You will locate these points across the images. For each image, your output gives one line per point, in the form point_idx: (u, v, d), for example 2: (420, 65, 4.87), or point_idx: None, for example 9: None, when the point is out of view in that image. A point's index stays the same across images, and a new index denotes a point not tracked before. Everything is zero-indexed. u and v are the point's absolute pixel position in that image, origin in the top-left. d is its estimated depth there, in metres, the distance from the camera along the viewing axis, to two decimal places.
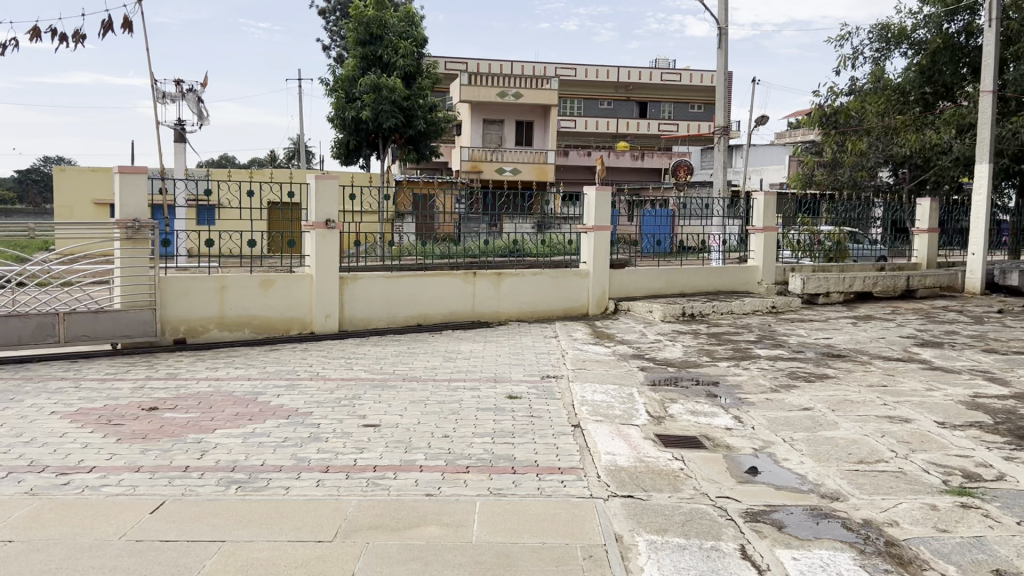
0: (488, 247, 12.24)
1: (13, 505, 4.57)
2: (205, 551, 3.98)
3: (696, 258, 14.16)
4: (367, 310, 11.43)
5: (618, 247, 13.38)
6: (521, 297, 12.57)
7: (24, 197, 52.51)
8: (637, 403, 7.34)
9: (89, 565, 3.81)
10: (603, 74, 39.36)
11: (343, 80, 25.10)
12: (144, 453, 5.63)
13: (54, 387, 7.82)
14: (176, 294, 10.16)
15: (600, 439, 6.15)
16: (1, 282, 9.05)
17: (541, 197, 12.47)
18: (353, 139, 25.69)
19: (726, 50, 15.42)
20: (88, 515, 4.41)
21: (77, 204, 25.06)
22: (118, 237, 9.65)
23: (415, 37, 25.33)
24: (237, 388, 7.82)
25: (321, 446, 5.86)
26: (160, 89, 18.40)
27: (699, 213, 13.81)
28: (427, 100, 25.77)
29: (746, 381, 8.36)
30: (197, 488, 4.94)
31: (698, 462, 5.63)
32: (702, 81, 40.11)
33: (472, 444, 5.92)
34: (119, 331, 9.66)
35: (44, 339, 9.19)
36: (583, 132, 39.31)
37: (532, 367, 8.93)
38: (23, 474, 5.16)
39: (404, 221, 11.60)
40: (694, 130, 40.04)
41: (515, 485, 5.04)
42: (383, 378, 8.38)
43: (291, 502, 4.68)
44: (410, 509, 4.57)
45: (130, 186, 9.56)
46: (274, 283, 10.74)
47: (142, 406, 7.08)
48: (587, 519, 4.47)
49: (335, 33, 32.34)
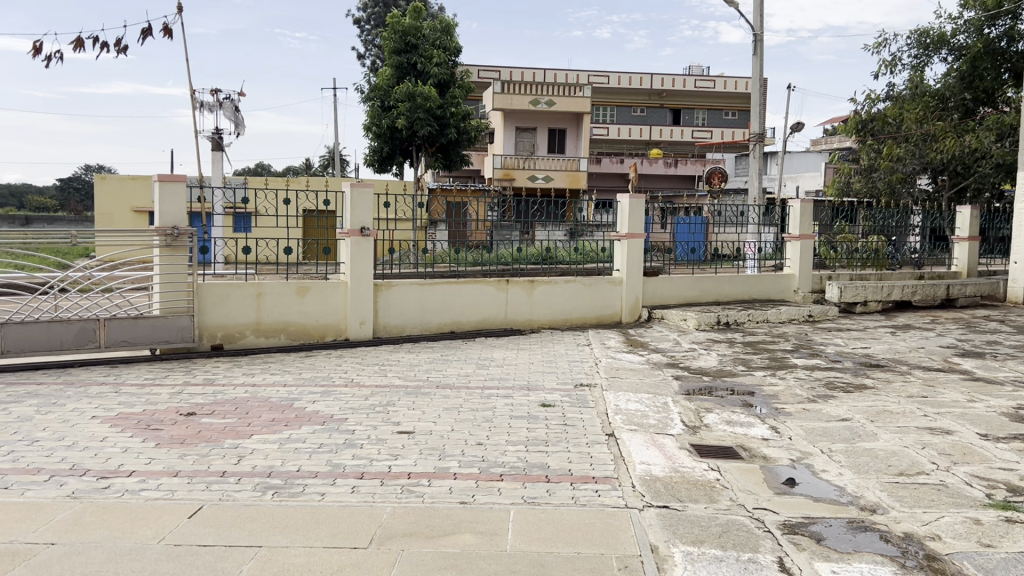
0: (520, 254, 12.29)
1: (55, 508, 4.64)
2: (242, 556, 4.01)
3: (730, 266, 14.06)
4: (401, 318, 11.49)
5: (652, 255, 13.32)
6: (554, 305, 12.54)
7: (67, 204, 53.65)
8: (672, 413, 7.29)
9: (129, 568, 3.86)
10: (636, 81, 39.28)
11: (378, 89, 25.31)
12: (182, 459, 5.69)
13: (95, 392, 7.95)
14: (213, 300, 10.27)
15: (635, 448, 6.11)
16: (44, 288, 9.24)
17: (574, 205, 12.42)
18: (386, 147, 25.85)
19: (762, 57, 15.32)
20: (128, 520, 4.47)
21: (117, 212, 25.51)
22: (158, 244, 9.81)
23: (449, 46, 25.46)
24: (274, 394, 7.89)
25: (356, 452, 5.89)
26: (198, 99, 18.71)
27: (733, 220, 13.72)
28: (461, 108, 25.80)
29: (783, 392, 8.26)
30: (234, 493, 4.99)
31: (734, 473, 5.58)
32: (736, 87, 39.88)
33: (506, 452, 5.92)
34: (159, 337, 9.82)
35: (85, 344, 9.38)
36: (616, 139, 39.26)
37: (566, 375, 8.91)
38: (66, 477, 5.25)
39: (437, 228, 11.70)
40: (729, 137, 39.85)
41: (550, 494, 5.02)
42: (417, 385, 8.40)
43: (326, 508, 4.70)
44: (444, 517, 4.57)
45: (170, 195, 9.70)
46: (310, 289, 10.83)
47: (179, 410, 7.17)
48: (623, 529, 4.44)
49: (370, 41, 32.60)
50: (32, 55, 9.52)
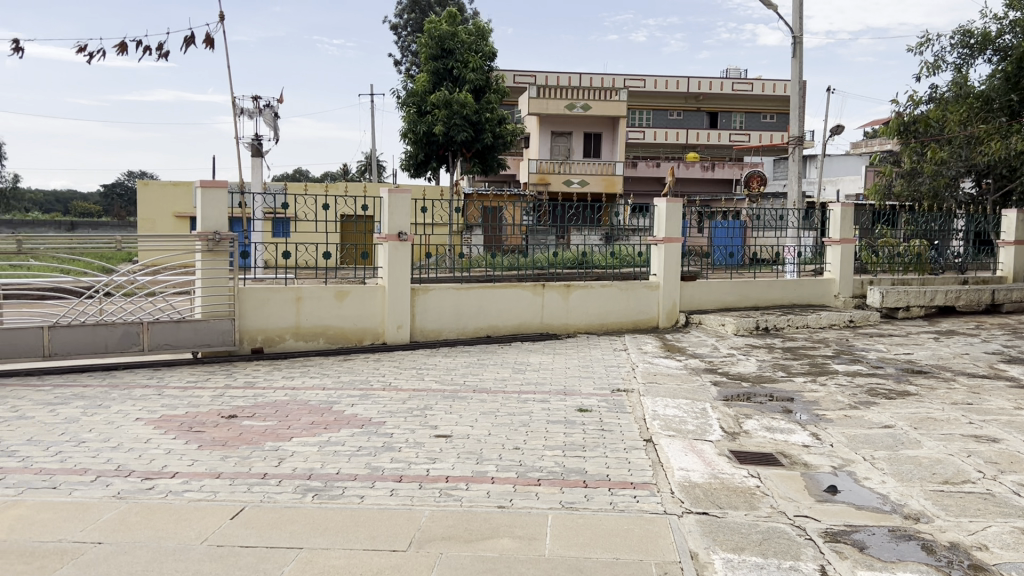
0: (556, 259, 12.23)
1: (100, 508, 4.73)
2: (284, 558, 4.05)
3: (769, 270, 13.95)
4: (438, 322, 11.54)
5: (689, 259, 13.29)
6: (590, 309, 12.50)
7: (110, 210, 54.80)
8: (710, 419, 7.23)
9: (174, 568, 3.92)
10: (673, 84, 39.06)
11: (415, 94, 25.47)
12: (224, 461, 5.76)
13: (139, 394, 8.09)
14: (254, 304, 10.40)
15: (673, 454, 6.08)
16: (89, 292, 9.42)
17: (610, 209, 12.43)
18: (422, 153, 26.05)
19: (801, 59, 15.16)
20: (172, 520, 4.54)
21: (159, 218, 25.93)
22: (200, 249, 9.95)
23: (485, 51, 25.52)
24: (313, 397, 7.97)
25: (395, 455, 5.93)
26: (238, 106, 18.98)
27: (773, 224, 13.58)
28: (496, 114, 25.84)
29: (824, 398, 8.16)
30: (275, 495, 5.04)
31: (775, 480, 5.52)
32: (774, 90, 39.53)
33: (543, 457, 5.92)
34: (201, 341, 9.96)
35: (129, 347, 9.53)
36: (653, 143, 39.03)
37: (603, 380, 8.88)
38: (111, 478, 5.34)
39: (472, 233, 11.84)
40: (767, 140, 39.52)
41: (587, 499, 5.01)
42: (454, 389, 8.43)
43: (366, 511, 4.73)
44: (483, 520, 4.58)
45: (212, 201, 9.84)
46: (348, 293, 10.92)
47: (221, 413, 7.27)
48: (662, 535, 4.42)
49: (405, 47, 32.81)
50: (76, 54, 9.69)
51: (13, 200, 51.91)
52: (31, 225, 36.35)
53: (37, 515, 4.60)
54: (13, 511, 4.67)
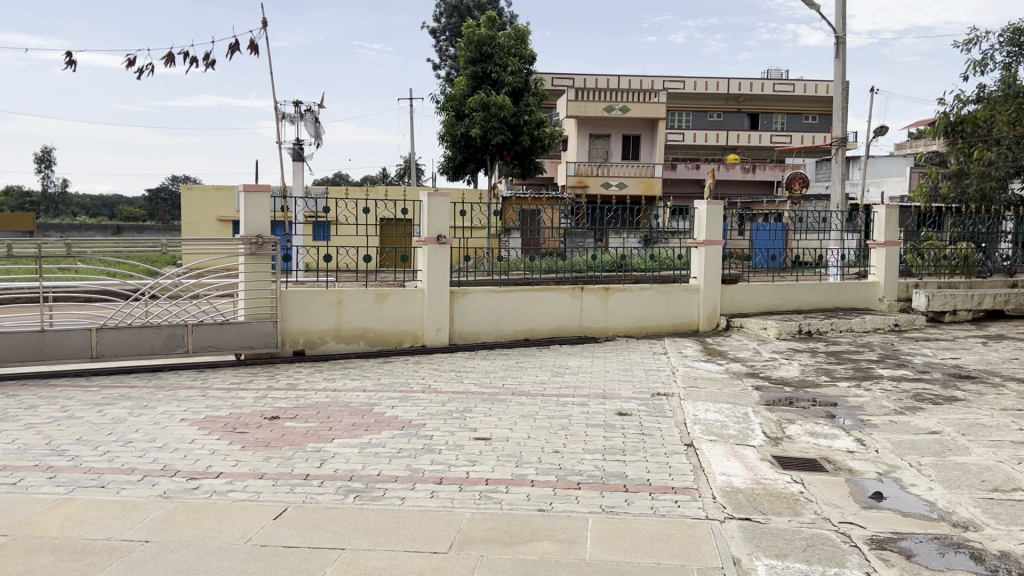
0: (595, 261, 12.23)
1: (148, 507, 4.81)
2: (326, 558, 4.09)
3: (812, 273, 13.83)
4: (477, 325, 11.57)
5: (730, 262, 13.14)
6: (630, 313, 12.43)
7: (155, 214, 55.89)
8: (753, 423, 7.15)
9: (219, 567, 3.97)
10: (713, 86, 38.74)
11: (454, 98, 25.61)
12: (267, 461, 5.84)
13: (184, 395, 8.22)
14: (295, 307, 10.53)
15: (715, 459, 6.02)
16: (135, 295, 9.59)
17: (649, 211, 12.37)
18: (461, 155, 26.18)
19: (845, 59, 14.95)
20: (217, 520, 4.60)
21: (203, 221, 26.33)
22: (244, 252, 10.08)
23: (523, 54, 25.53)
24: (354, 399, 8.03)
25: (435, 457, 5.95)
26: (280, 110, 19.24)
27: (815, 227, 13.47)
28: (535, 116, 25.83)
29: (869, 403, 8.02)
30: (318, 496, 5.09)
31: (819, 486, 5.44)
32: (817, 91, 39.00)
33: (584, 461, 5.90)
34: (244, 342, 10.09)
35: (174, 349, 9.69)
36: (693, 144, 38.75)
37: (643, 384, 8.84)
38: (158, 478, 5.43)
39: (511, 236, 11.73)
40: (809, 141, 39.04)
41: (628, 503, 4.98)
42: (493, 391, 8.44)
43: (406, 513, 4.75)
44: (523, 523, 4.58)
45: (254, 204, 9.99)
46: (388, 297, 10.99)
47: (264, 414, 7.36)
48: (704, 540, 4.38)
49: (444, 51, 32.98)
50: (126, 67, 9.87)
51: (62, 205, 53.30)
52: (79, 228, 37.26)
53: (87, 513, 4.69)
54: (63, 508, 4.77)
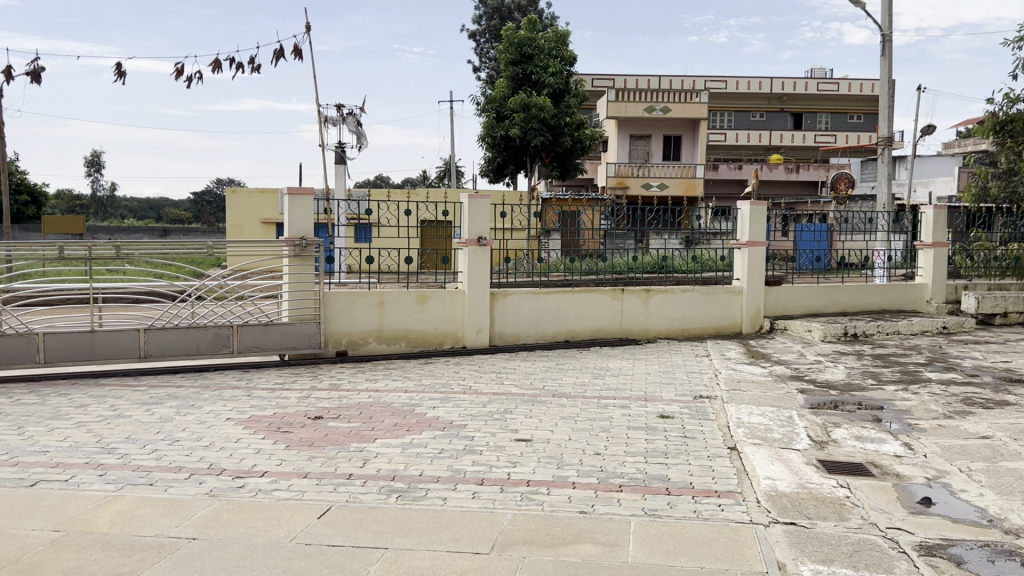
0: (635, 263, 12.21)
1: (195, 505, 4.89)
2: (369, 557, 4.12)
3: (858, 275, 13.64)
4: (517, 326, 11.58)
5: (774, 263, 12.99)
6: (671, 314, 12.34)
7: (201, 215, 56.98)
8: (798, 427, 7.06)
9: (264, 565, 4.02)
10: (755, 85, 38.34)
11: (495, 100, 25.69)
12: (311, 461, 5.90)
13: (229, 395, 8.33)
14: (338, 309, 10.63)
15: (759, 463, 5.96)
16: (182, 296, 9.77)
17: (690, 212, 12.28)
18: (500, 156, 26.21)
19: (891, 57, 14.71)
20: (262, 518, 4.66)
21: (247, 224, 26.70)
22: (288, 254, 10.21)
23: (564, 55, 25.53)
24: (396, 400, 8.09)
25: (476, 458, 5.97)
26: (323, 113, 19.46)
27: (861, 227, 13.35)
28: (575, 117, 25.77)
29: (916, 407, 7.88)
30: (360, 495, 5.14)
31: (866, 491, 5.35)
32: (863, 89, 38.45)
33: (625, 463, 5.87)
34: (288, 343, 10.21)
35: (219, 349, 9.82)
36: (735, 144, 38.39)
37: (685, 386, 8.77)
38: (204, 476, 5.53)
39: (551, 237, 11.73)
40: (855, 140, 38.51)
41: (670, 506, 4.95)
42: (534, 393, 8.44)
43: (448, 513, 4.78)
44: (565, 525, 4.58)
45: (298, 207, 10.09)
46: (429, 298, 11.07)
47: (308, 414, 7.45)
48: (748, 545, 4.34)
49: (484, 54, 33.05)
50: (174, 76, 10.03)
51: (110, 208, 54.56)
52: (128, 231, 38.11)
53: (136, 510, 4.79)
54: (113, 505, 4.87)
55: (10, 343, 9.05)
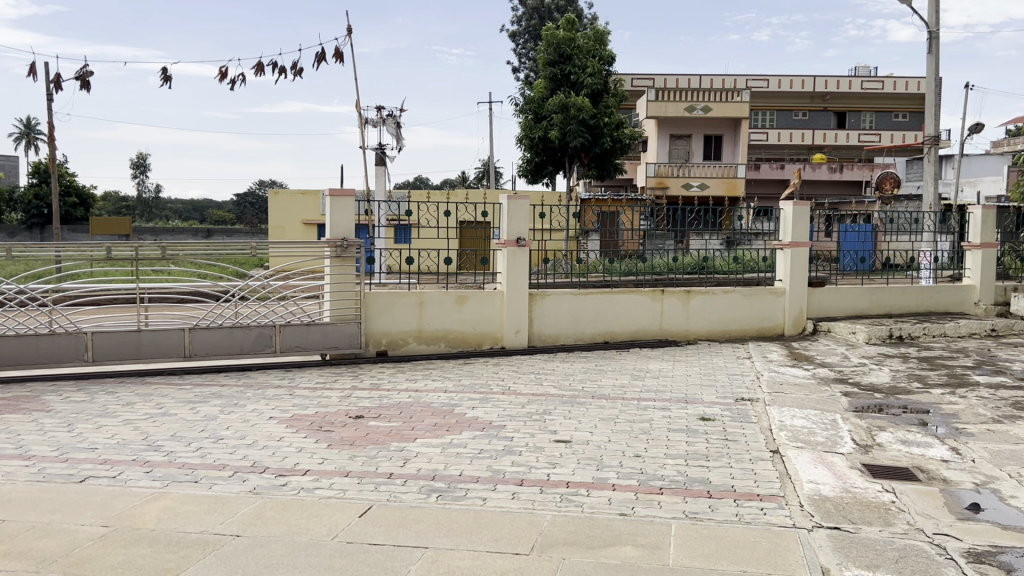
0: (675, 263, 12.18)
1: (239, 503, 4.96)
2: (410, 556, 4.15)
3: (903, 275, 13.43)
4: (556, 326, 11.57)
5: (817, 264, 12.81)
6: (712, 316, 12.24)
7: (243, 217, 57.89)
8: (842, 430, 6.97)
9: (306, 562, 4.07)
10: (798, 84, 37.90)
11: (533, 101, 25.70)
12: (352, 459, 5.96)
13: (271, 394, 8.44)
14: (378, 310, 10.73)
15: (802, 466, 5.88)
16: (225, 296, 9.92)
17: (733, 212, 12.12)
18: (540, 158, 26.23)
19: (938, 54, 14.44)
20: (305, 516, 4.72)
21: (289, 225, 27.03)
22: (329, 255, 10.34)
23: (602, 55, 25.49)
24: (436, 400, 8.13)
25: (516, 459, 5.98)
26: (363, 115, 19.63)
27: (907, 228, 13.20)
28: (614, 117, 25.64)
29: (964, 411, 7.73)
30: (401, 495, 5.17)
31: (912, 496, 5.26)
32: (908, 88, 37.95)
33: (665, 466, 5.83)
34: (330, 343, 10.32)
35: (263, 348, 9.96)
36: (777, 144, 37.95)
37: (726, 388, 8.68)
38: (248, 474, 5.60)
39: (590, 238, 11.69)
40: (900, 140, 37.94)
41: (712, 509, 4.91)
42: (573, 394, 8.43)
43: (488, 513, 4.79)
44: (605, 527, 4.57)
45: (339, 209, 10.20)
46: (468, 298, 11.10)
47: (349, 413, 7.51)
48: (792, 549, 4.29)
49: (524, 54, 33.07)
50: (219, 79, 10.18)
51: (156, 210, 55.61)
52: (172, 232, 38.75)
53: (181, 507, 4.87)
54: (160, 502, 4.96)
55: (59, 341, 9.24)
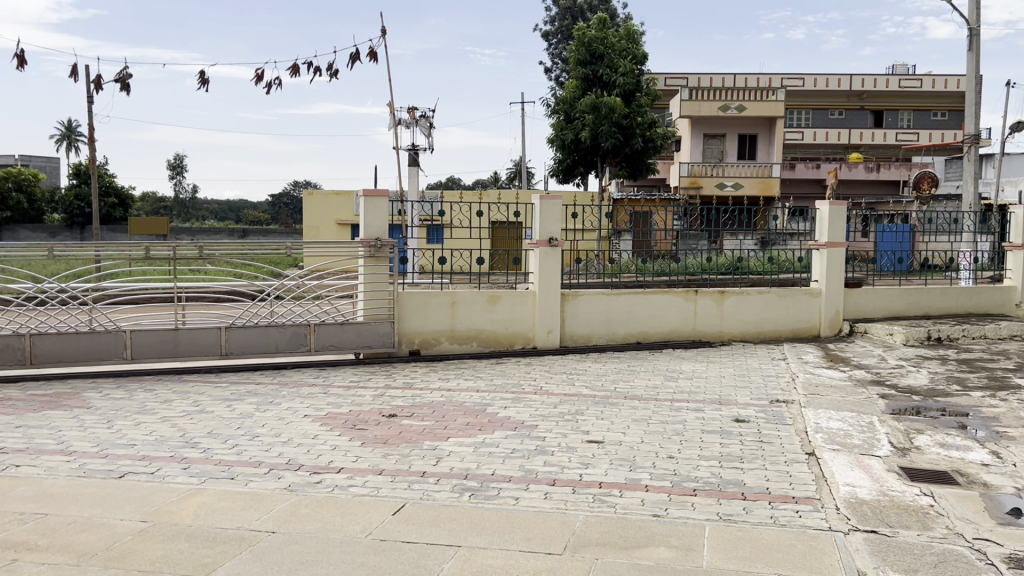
0: (709, 263, 12.02)
1: (274, 499, 5.02)
2: (443, 554, 4.17)
3: (941, 276, 13.21)
4: (589, 326, 11.55)
5: (854, 264, 12.65)
6: (746, 316, 12.14)
7: (278, 218, 58.48)
8: (879, 433, 6.87)
9: (340, 559, 4.10)
10: (834, 82, 37.45)
11: (564, 101, 25.70)
12: (386, 457, 6.00)
13: (306, 393, 8.52)
14: (412, 308, 10.79)
15: (838, 469, 5.82)
16: (261, 296, 10.02)
17: (767, 212, 12.02)
18: (571, 158, 26.21)
19: (979, 52, 14.19)
20: (339, 513, 4.76)
21: (323, 225, 27.26)
22: (363, 255, 10.41)
23: (635, 54, 25.32)
24: (468, 399, 8.16)
25: (548, 459, 5.98)
26: (396, 115, 19.74)
27: (946, 228, 12.95)
28: (647, 117, 25.46)
29: (1004, 414, 7.59)
30: (434, 493, 5.20)
31: (950, 499, 5.18)
32: (947, 86, 37.38)
33: (699, 467, 5.81)
34: (363, 342, 10.39)
35: (298, 347, 10.06)
36: (813, 143, 37.53)
37: (761, 390, 8.61)
38: (283, 471, 5.67)
39: (622, 238, 11.61)
40: (939, 139, 37.37)
41: (747, 512, 4.87)
42: (606, 395, 8.41)
43: (521, 513, 4.79)
44: (639, 528, 4.55)
45: (373, 209, 10.26)
46: (500, 298, 11.12)
47: (382, 412, 7.56)
48: (827, 552, 4.24)
49: (558, 54, 33.05)
50: (256, 81, 10.33)
51: (192, 211, 56.36)
52: (208, 232, 39.24)
53: (217, 504, 4.94)
54: (197, 498, 5.03)
55: (99, 339, 9.39)
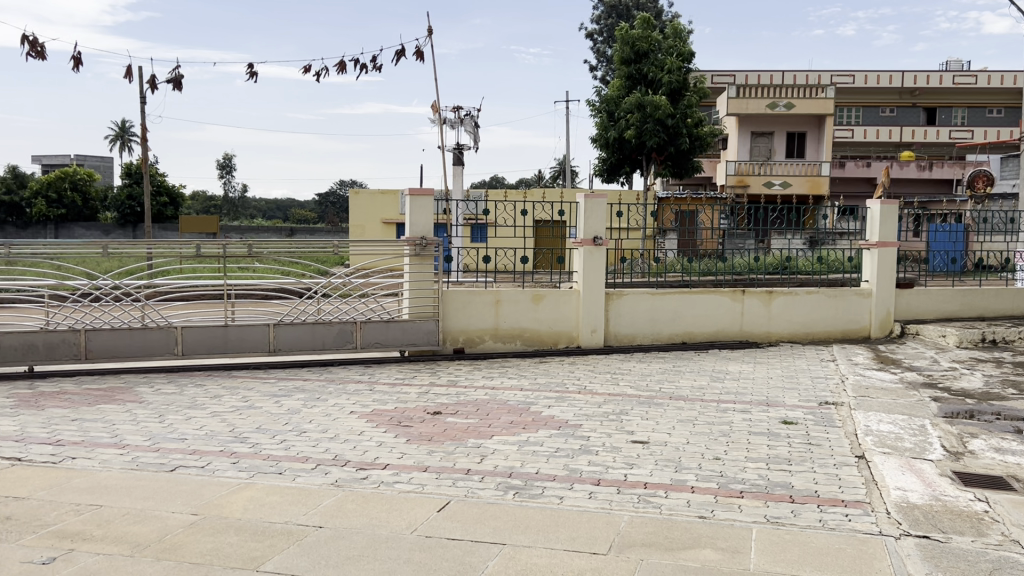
0: (757, 263, 11.89)
1: (322, 495, 5.07)
2: (488, 552, 4.19)
3: (996, 278, 12.88)
4: (633, 326, 11.50)
5: (905, 264, 12.45)
6: (794, 317, 11.98)
7: (324, 217, 59.11)
8: (930, 437, 6.73)
9: (387, 555, 4.14)
10: (885, 79, 36.76)
11: (609, 100, 25.58)
12: (431, 454, 6.04)
13: (352, 389, 8.60)
14: (456, 306, 10.85)
15: (889, 472, 5.72)
16: (308, 293, 10.14)
17: (816, 212, 11.83)
18: (615, 157, 26.12)
19: None
20: (385, 509, 4.80)
21: (369, 224, 27.46)
22: (409, 253, 10.49)
23: (682, 52, 25.08)
24: (512, 398, 8.17)
25: (592, 458, 5.96)
26: (442, 115, 19.85)
27: (1002, 228, 12.63)
28: (694, 116, 25.18)
29: None
30: (479, 491, 5.22)
31: (1006, 506, 5.05)
32: (1003, 82, 36.55)
33: (746, 468, 5.75)
34: (407, 340, 10.47)
35: (344, 344, 10.18)
36: (862, 141, 36.90)
37: (809, 392, 8.49)
38: (330, 466, 5.73)
39: (667, 237, 11.44)
40: (994, 137, 36.53)
41: (794, 515, 4.81)
42: (650, 395, 8.36)
43: (566, 512, 4.79)
44: (684, 529, 4.51)
45: (418, 207, 10.33)
46: (544, 297, 11.12)
47: (427, 409, 7.61)
48: (877, 557, 4.17)
49: (603, 53, 32.92)
50: (302, 73, 10.43)
51: (241, 211, 57.19)
52: (257, 232, 39.82)
53: (266, 498, 5.01)
54: (247, 492, 5.12)
55: (151, 335, 9.57)
